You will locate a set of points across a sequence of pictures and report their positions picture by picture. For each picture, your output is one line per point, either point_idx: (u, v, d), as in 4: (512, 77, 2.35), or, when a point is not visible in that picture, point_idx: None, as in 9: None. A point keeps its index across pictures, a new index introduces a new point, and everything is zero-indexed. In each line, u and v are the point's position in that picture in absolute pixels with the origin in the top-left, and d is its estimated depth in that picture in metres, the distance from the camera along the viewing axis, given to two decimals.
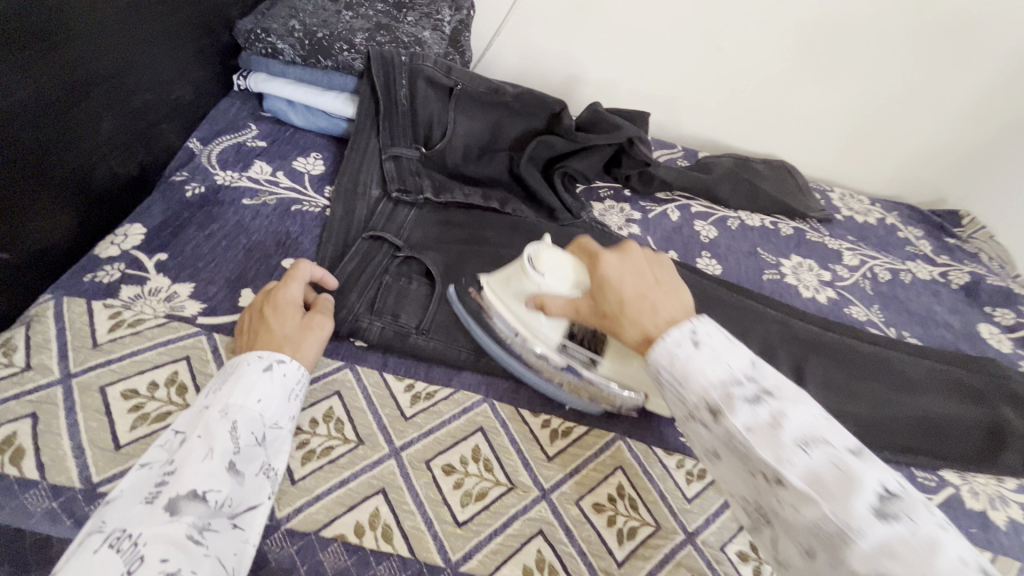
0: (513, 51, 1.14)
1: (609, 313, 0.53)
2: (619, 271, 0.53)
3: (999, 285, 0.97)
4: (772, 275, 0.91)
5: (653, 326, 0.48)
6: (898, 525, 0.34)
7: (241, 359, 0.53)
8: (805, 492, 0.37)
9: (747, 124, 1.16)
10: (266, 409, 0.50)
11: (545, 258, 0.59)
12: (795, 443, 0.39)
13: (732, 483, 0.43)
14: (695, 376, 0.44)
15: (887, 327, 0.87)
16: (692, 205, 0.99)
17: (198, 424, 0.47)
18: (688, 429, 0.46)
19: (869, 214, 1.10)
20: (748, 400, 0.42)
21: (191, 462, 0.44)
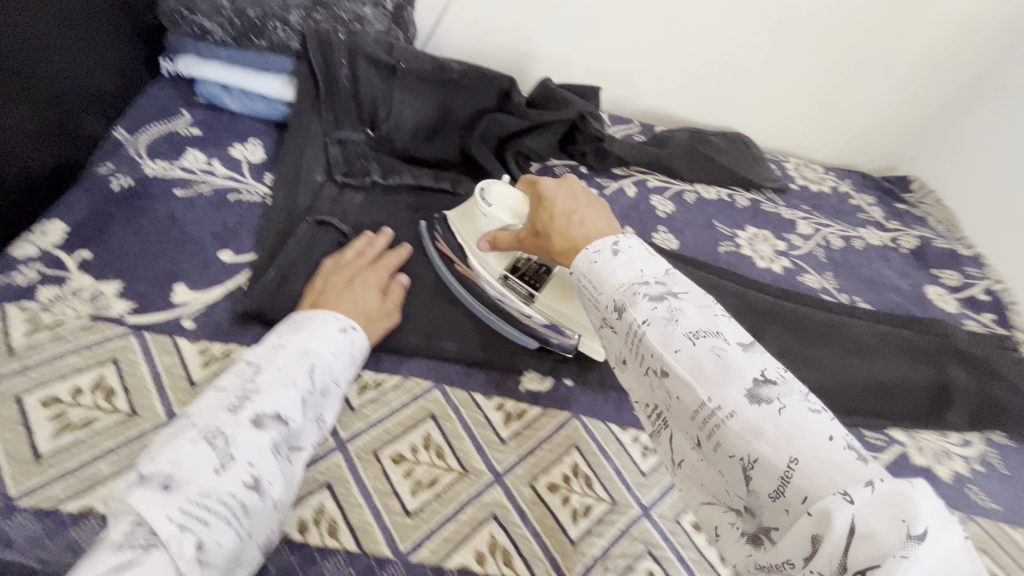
0: (462, 28, 1.10)
1: (542, 227, 0.59)
2: (554, 192, 0.60)
3: (946, 248, 1.00)
4: (728, 247, 0.91)
5: (586, 235, 0.53)
6: (770, 405, 0.38)
7: (319, 312, 0.56)
8: (683, 376, 0.41)
9: (702, 98, 1.16)
10: (336, 363, 0.53)
11: (495, 192, 0.68)
12: (687, 335, 0.42)
13: (672, 426, 0.44)
14: (607, 279, 0.48)
15: (840, 293, 0.89)
16: (649, 179, 0.98)
17: (276, 357, 0.50)
18: (617, 355, 0.48)
19: (823, 182, 1.12)
20: (650, 298, 0.45)
21: (274, 387, 0.48)
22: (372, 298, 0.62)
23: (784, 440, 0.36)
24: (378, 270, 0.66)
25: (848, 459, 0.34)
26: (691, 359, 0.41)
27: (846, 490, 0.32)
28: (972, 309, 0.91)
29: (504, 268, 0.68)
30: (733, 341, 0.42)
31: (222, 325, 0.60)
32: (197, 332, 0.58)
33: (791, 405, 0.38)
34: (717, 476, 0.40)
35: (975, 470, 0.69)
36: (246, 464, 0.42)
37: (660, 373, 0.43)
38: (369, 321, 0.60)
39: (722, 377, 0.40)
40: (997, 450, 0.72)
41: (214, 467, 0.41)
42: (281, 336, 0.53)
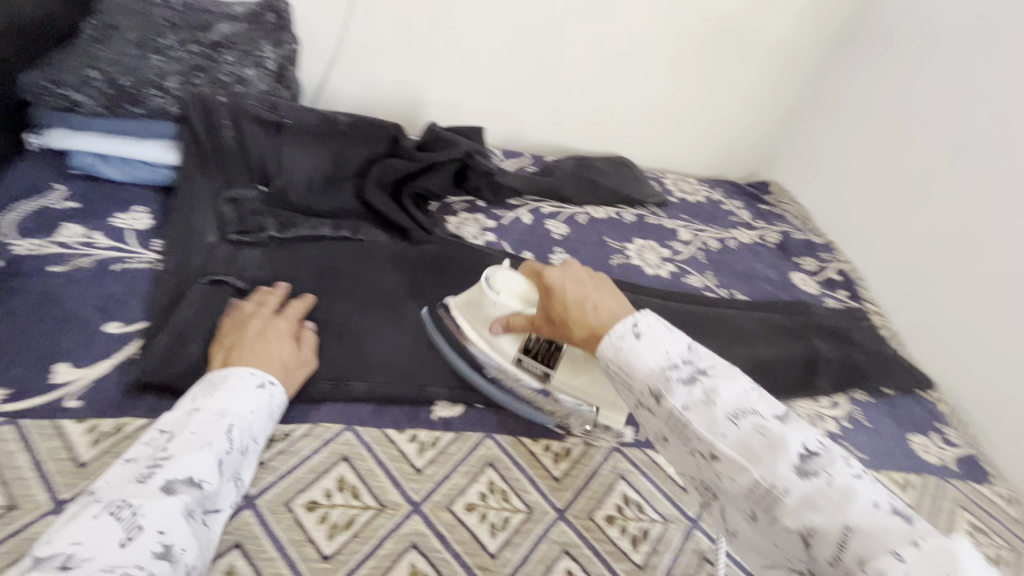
0: (351, 81, 1.14)
1: (555, 317, 0.59)
2: (562, 279, 0.59)
3: (803, 239, 1.15)
4: (620, 259, 1.00)
5: (594, 323, 0.54)
6: (822, 480, 0.39)
7: (235, 370, 0.56)
8: (737, 462, 0.42)
9: (584, 128, 1.27)
10: (253, 422, 0.53)
11: (502, 278, 0.67)
12: (727, 417, 0.44)
13: (677, 459, 0.50)
14: (638, 365, 0.49)
15: (720, 289, 0.99)
16: (543, 206, 1.05)
17: (189, 422, 0.50)
18: (639, 415, 0.52)
19: (698, 192, 1.26)
20: (683, 381, 0.47)
21: (187, 451, 0.47)
22: (286, 348, 0.61)
23: (767, 449, 0.42)
24: (288, 319, 0.66)
25: (812, 457, 0.41)
26: (664, 378, 0.48)
27: (810, 485, 0.39)
28: (830, 288, 1.05)
29: (517, 350, 0.68)
30: (681, 350, 0.49)
31: (111, 400, 0.58)
32: (82, 411, 0.56)
33: (763, 415, 0.43)
34: (690, 466, 0.48)
35: (844, 427, 0.79)
36: (156, 532, 0.41)
37: (648, 398, 0.49)
38: (287, 371, 0.60)
39: (701, 398, 0.45)
40: (860, 407, 0.83)
41: (118, 539, 0.40)
42: (195, 401, 0.52)
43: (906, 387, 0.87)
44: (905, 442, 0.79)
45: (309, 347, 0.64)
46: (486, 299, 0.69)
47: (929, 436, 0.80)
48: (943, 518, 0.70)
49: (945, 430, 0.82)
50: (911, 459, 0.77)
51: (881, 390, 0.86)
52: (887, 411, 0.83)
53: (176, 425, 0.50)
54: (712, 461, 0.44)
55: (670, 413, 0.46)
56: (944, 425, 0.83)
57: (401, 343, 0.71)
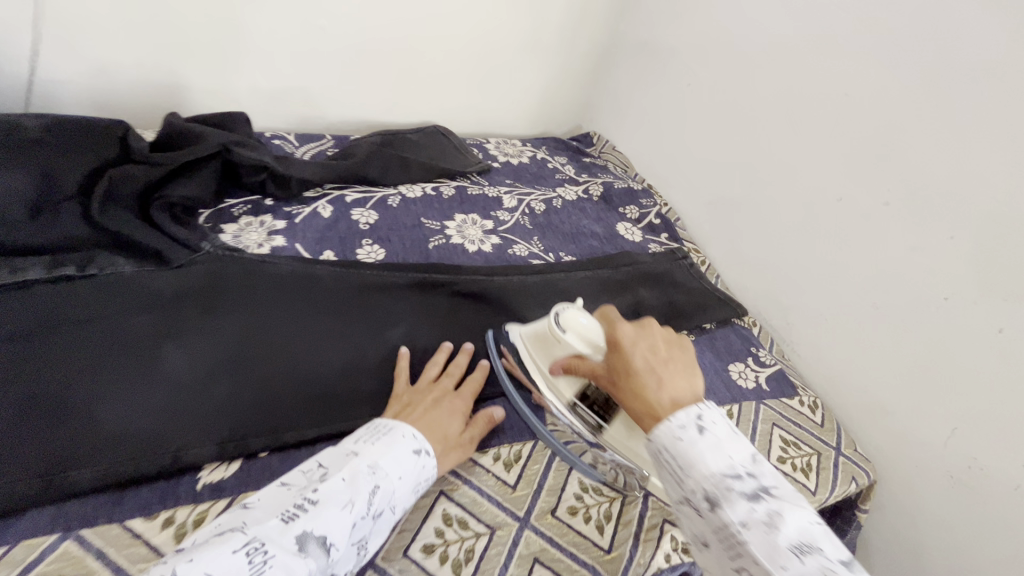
0: (68, 70, 0.90)
1: (616, 371, 0.54)
2: (634, 340, 0.53)
3: (625, 187, 1.16)
4: (438, 240, 0.91)
5: (661, 399, 0.47)
6: (814, 564, 0.36)
7: (399, 427, 0.55)
8: (773, 573, 0.36)
9: (388, 98, 1.15)
10: (400, 488, 0.51)
11: (574, 320, 0.60)
12: (788, 546, 0.37)
13: (714, 568, 0.42)
14: (698, 463, 0.42)
15: (546, 253, 0.96)
16: (347, 194, 0.93)
17: (344, 467, 0.49)
18: (677, 509, 0.45)
19: (521, 154, 1.21)
20: (745, 496, 0.40)
21: (331, 505, 0.45)
22: (454, 424, 0.60)
23: (767, 526, 0.38)
24: (464, 395, 0.65)
25: (812, 542, 0.37)
26: (677, 440, 0.43)
27: (806, 568, 0.35)
28: (653, 234, 1.07)
29: (574, 395, 0.64)
30: (699, 412, 0.45)
31: None
32: None
33: (767, 490, 0.40)
34: (695, 527, 0.43)
35: None
36: None
37: (662, 456, 0.44)
38: (446, 446, 0.58)
39: (710, 464, 0.42)
40: None
41: None
42: (356, 444, 0.52)
43: (723, 319, 0.91)
44: (724, 374, 0.82)
45: (475, 429, 0.62)
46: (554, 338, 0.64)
47: (745, 363, 0.85)
48: (759, 442, 0.74)
49: (758, 353, 0.87)
50: (729, 390, 0.80)
51: (702, 326, 0.89)
52: (708, 346, 0.87)
53: (335, 466, 0.50)
54: (716, 528, 0.40)
55: (681, 473, 0.43)
56: (757, 348, 0.88)
57: (148, 402, 0.57)
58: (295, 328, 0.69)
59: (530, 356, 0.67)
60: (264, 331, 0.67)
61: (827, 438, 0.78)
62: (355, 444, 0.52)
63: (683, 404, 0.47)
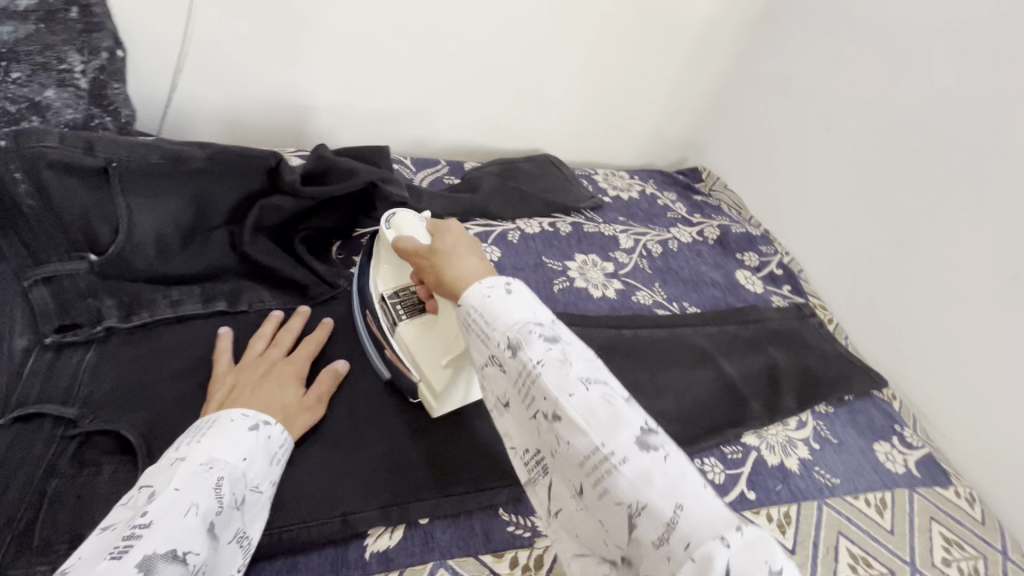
0: (210, 88, 0.90)
1: (436, 247, 0.56)
2: (449, 240, 0.56)
3: (742, 231, 1.10)
4: (562, 283, 0.88)
5: (462, 268, 0.51)
6: (657, 453, 0.38)
7: (224, 413, 0.49)
8: (579, 426, 0.39)
9: (503, 126, 1.13)
10: (250, 468, 0.46)
11: (401, 220, 0.63)
12: (578, 380, 0.42)
13: (517, 427, 0.45)
14: (502, 315, 0.45)
15: (670, 303, 0.91)
16: (469, 228, 0.90)
17: (172, 477, 0.42)
18: (483, 373, 0.47)
19: (631, 188, 1.17)
20: (581, 380, 0.42)
21: (171, 517, 0.39)
22: (290, 391, 0.56)
23: (609, 420, 0.40)
24: (297, 360, 0.61)
25: (650, 432, 0.40)
26: (526, 333, 0.44)
27: (647, 459, 0.38)
28: (774, 285, 1.01)
29: (384, 289, 0.65)
30: (542, 318, 0.46)
31: None
32: None
33: (612, 390, 0.42)
34: (529, 433, 0.44)
35: (814, 450, 0.74)
36: None
37: (505, 352, 0.44)
38: (289, 415, 0.54)
39: (558, 359, 0.42)
40: (824, 421, 0.79)
41: None
42: (179, 449, 0.45)
43: (862, 389, 0.85)
44: (871, 455, 0.76)
45: (319, 389, 0.59)
46: (387, 241, 0.65)
47: (891, 442, 0.79)
48: (919, 539, 0.68)
49: (904, 432, 0.81)
50: (880, 474, 0.74)
51: (841, 397, 0.83)
52: (849, 421, 0.81)
53: (161, 480, 0.43)
54: (553, 422, 0.41)
55: (523, 366, 0.43)
56: (901, 425, 0.82)
57: (313, 454, 0.56)
58: None
59: (377, 265, 0.67)
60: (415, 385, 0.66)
61: (991, 539, 0.71)
62: (178, 451, 0.44)
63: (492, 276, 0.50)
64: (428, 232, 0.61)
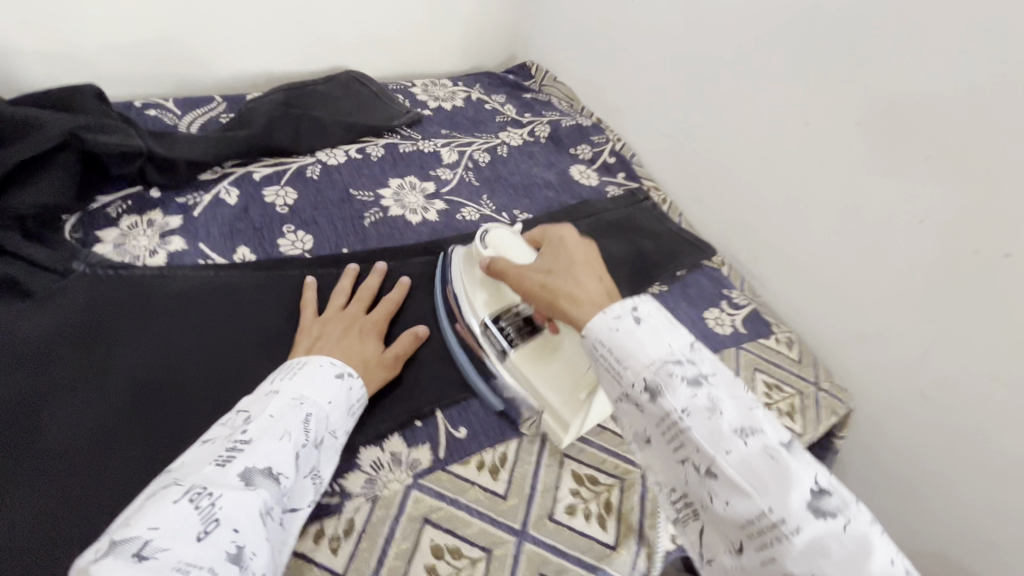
0: None
1: (546, 271, 0.53)
2: (558, 264, 0.53)
3: (574, 123, 1.05)
4: (374, 214, 0.79)
5: (581, 296, 0.48)
6: (835, 523, 0.34)
7: (314, 357, 0.52)
8: (740, 487, 0.36)
9: (285, 44, 0.95)
10: (334, 413, 0.49)
11: (497, 240, 0.63)
12: (734, 433, 0.37)
13: (657, 467, 0.42)
14: (637, 353, 0.41)
15: (500, 214, 0.86)
16: (253, 171, 0.78)
17: (268, 405, 0.45)
18: (619, 407, 0.44)
19: (454, 96, 1.06)
20: (737, 431, 0.37)
21: (267, 438, 0.42)
22: (371, 345, 0.59)
23: (773, 476, 0.36)
24: (359, 305, 0.63)
25: (824, 495, 0.35)
26: (667, 376, 0.40)
27: (822, 527, 0.34)
28: (609, 174, 0.99)
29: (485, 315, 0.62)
30: (684, 346, 0.42)
31: None
32: None
33: (769, 435, 0.37)
34: (671, 473, 0.41)
35: None
36: (230, 530, 0.35)
37: (641, 394, 0.41)
38: (367, 366, 0.57)
39: (706, 406, 0.38)
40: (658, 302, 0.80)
41: (195, 533, 0.34)
42: (273, 383, 0.48)
43: (692, 262, 0.86)
44: (702, 324, 0.78)
45: (397, 347, 0.61)
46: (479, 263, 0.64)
47: (720, 307, 0.81)
48: None
49: (731, 295, 0.84)
50: (710, 340, 0.77)
51: (674, 274, 0.84)
52: (683, 296, 0.82)
53: (254, 406, 0.45)
54: (706, 477, 0.38)
55: (667, 414, 0.39)
56: (730, 289, 0.85)
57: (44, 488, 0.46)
58: (216, 354, 0.58)
59: (466, 292, 0.65)
60: (174, 366, 0.56)
61: (808, 374, 0.77)
62: (273, 384, 0.47)
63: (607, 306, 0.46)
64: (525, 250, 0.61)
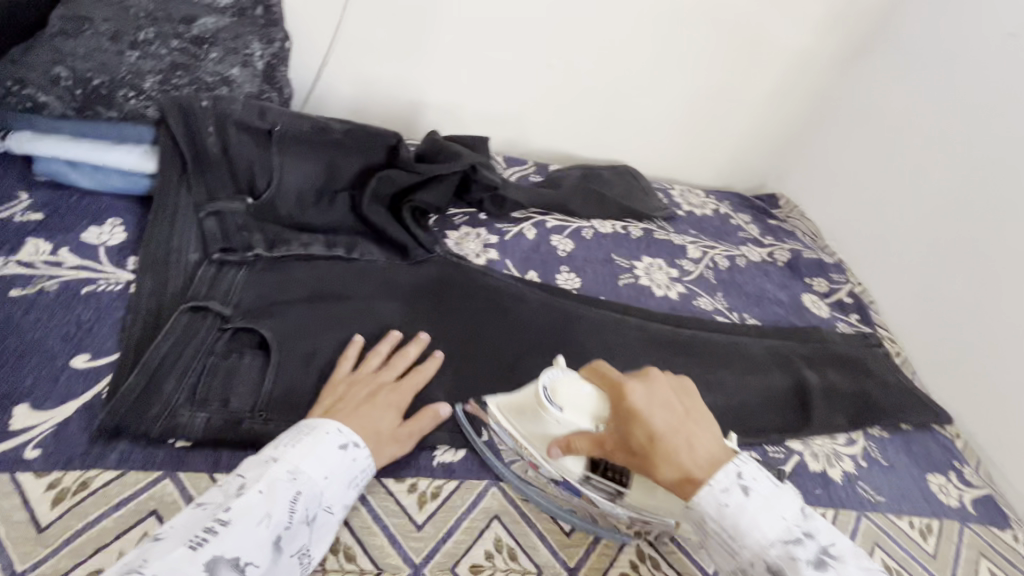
0: (345, 80, 1.06)
1: (641, 444, 0.51)
2: (649, 407, 0.52)
3: (814, 257, 1.12)
4: (627, 279, 0.95)
5: (699, 454, 0.50)
6: None
7: (324, 423, 0.54)
8: None
9: (590, 137, 1.20)
10: (327, 488, 0.50)
11: (564, 392, 0.56)
12: (849, 575, 0.44)
13: None
14: (752, 531, 0.46)
15: (731, 312, 0.95)
16: (548, 220, 1.00)
17: (262, 475, 0.48)
18: (730, 572, 0.49)
19: (705, 206, 1.21)
20: (809, 562, 0.44)
21: (245, 520, 0.43)
22: (388, 418, 0.59)
23: None
24: (397, 379, 0.65)
25: None
26: (784, 552, 0.45)
27: None
28: (842, 312, 1.02)
29: (584, 469, 0.57)
30: (792, 517, 0.47)
31: (76, 449, 0.52)
32: (44, 463, 0.50)
33: (876, 569, 0.45)
34: None
35: (860, 466, 0.76)
36: None
37: (757, 568, 0.46)
38: (379, 439, 0.57)
39: (820, 560, 0.44)
40: (875, 444, 0.80)
41: None
42: (274, 449, 0.51)
43: (920, 422, 0.85)
44: (923, 484, 0.76)
45: (415, 426, 0.61)
46: (542, 413, 0.57)
47: (945, 476, 0.78)
48: (962, 568, 0.68)
49: (960, 469, 0.80)
50: (929, 502, 0.74)
51: (896, 425, 0.83)
52: (903, 448, 0.81)
53: (253, 473, 0.48)
54: None
55: None
56: (959, 463, 0.81)
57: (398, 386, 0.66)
58: (507, 341, 0.76)
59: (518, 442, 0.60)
60: (479, 338, 0.75)
61: None
62: (274, 449, 0.50)
63: (721, 458, 0.50)
64: (606, 404, 0.56)
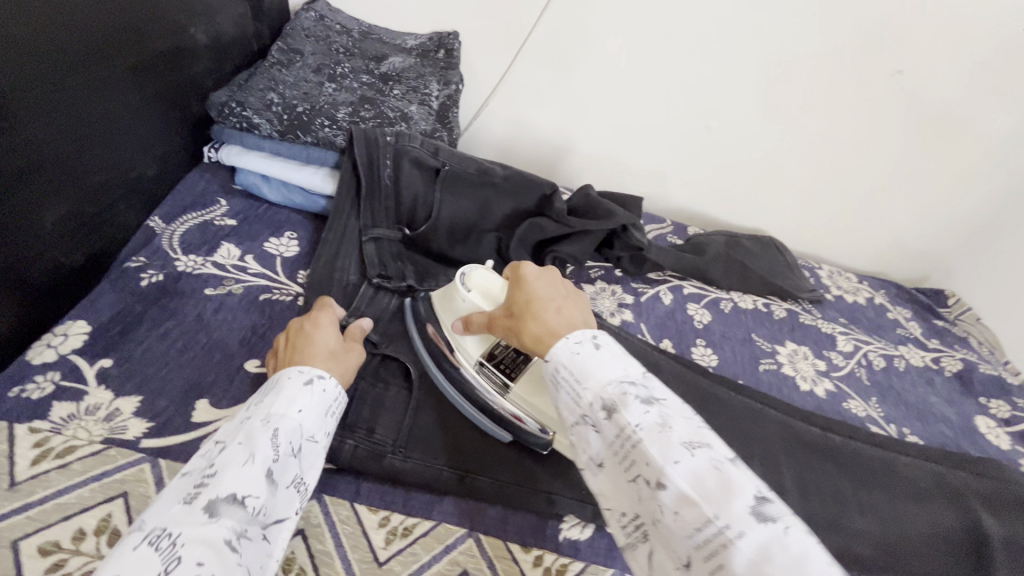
0: (501, 121, 1.11)
1: (517, 305, 0.56)
2: (537, 278, 0.57)
3: (993, 374, 0.96)
4: (768, 365, 0.87)
5: (550, 323, 0.51)
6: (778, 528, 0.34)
7: (283, 371, 0.53)
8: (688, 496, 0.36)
9: (733, 201, 1.15)
10: (304, 420, 0.50)
11: (475, 277, 0.66)
12: (682, 442, 0.38)
13: (610, 492, 0.42)
14: (593, 375, 0.43)
15: (886, 423, 0.84)
16: (685, 286, 0.96)
17: (239, 431, 0.46)
18: (574, 433, 0.44)
19: (858, 292, 1.10)
20: (641, 400, 0.41)
21: (233, 465, 0.42)
22: None
23: (720, 488, 0.36)
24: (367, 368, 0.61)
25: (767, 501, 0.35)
26: (621, 394, 0.42)
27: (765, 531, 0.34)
28: None
29: (481, 354, 0.64)
30: (635, 372, 0.44)
31: None
32: None
33: (718, 453, 0.38)
34: (624, 500, 0.40)
35: None
36: (193, 562, 0.35)
37: (597, 413, 0.42)
38: None
39: (657, 422, 0.39)
40: None
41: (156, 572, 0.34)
42: (247, 411, 0.49)
43: None
44: None
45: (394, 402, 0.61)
46: (457, 294, 0.67)
47: None
48: None
49: None
50: None
51: None
52: None
53: (231, 435, 0.46)
54: (657, 491, 0.37)
55: (624, 432, 0.40)
56: None
57: None
58: None
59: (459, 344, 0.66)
60: None
61: None
62: (245, 409, 0.49)
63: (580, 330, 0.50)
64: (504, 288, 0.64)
